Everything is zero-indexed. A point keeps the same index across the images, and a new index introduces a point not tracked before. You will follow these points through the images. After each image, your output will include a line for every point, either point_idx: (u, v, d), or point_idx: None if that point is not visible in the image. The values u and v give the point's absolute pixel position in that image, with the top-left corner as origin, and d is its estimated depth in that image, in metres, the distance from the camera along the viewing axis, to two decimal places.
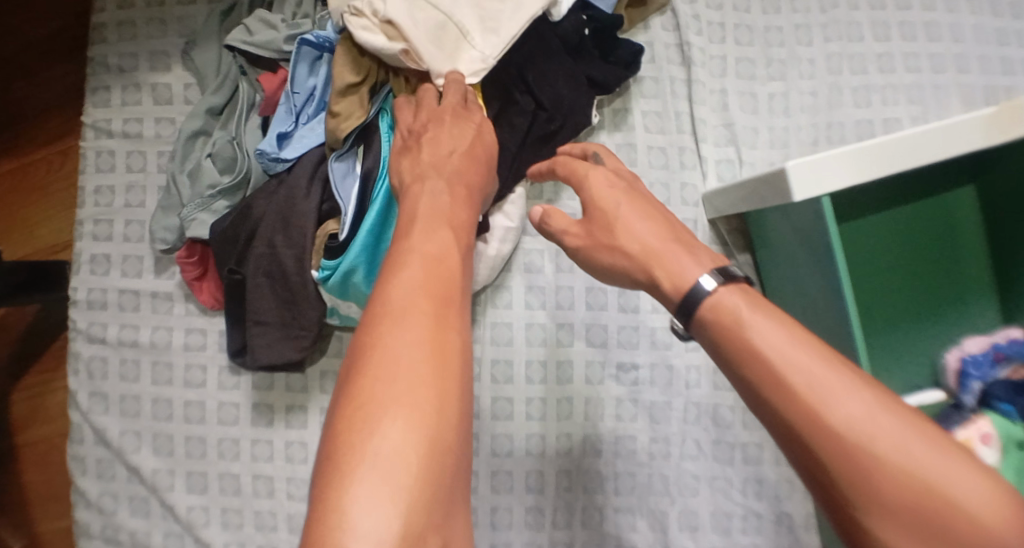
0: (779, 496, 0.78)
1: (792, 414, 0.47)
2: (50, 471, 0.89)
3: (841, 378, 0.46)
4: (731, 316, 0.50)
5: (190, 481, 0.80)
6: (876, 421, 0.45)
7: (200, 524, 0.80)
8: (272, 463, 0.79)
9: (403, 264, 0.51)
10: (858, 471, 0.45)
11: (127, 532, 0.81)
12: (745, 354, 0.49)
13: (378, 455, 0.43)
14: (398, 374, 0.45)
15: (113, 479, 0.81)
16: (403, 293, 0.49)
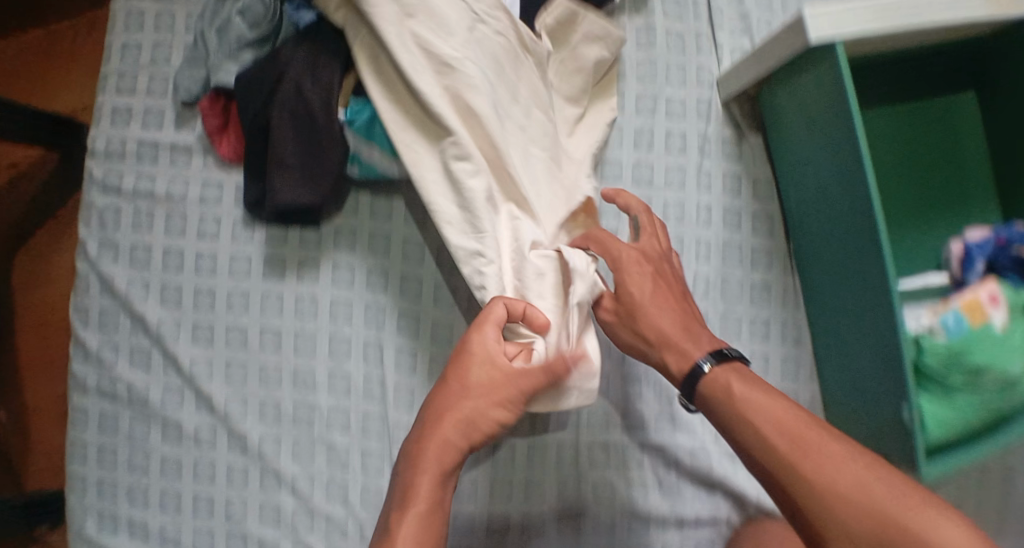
0: (783, 373, 0.80)
1: (771, 465, 0.60)
2: (49, 333, 0.87)
3: (817, 441, 0.59)
4: (727, 391, 0.64)
5: (195, 333, 0.79)
6: (841, 470, 0.57)
7: (203, 377, 0.79)
8: (281, 317, 0.79)
9: (403, 504, 0.62)
10: (824, 511, 0.56)
11: (125, 384, 0.79)
12: (739, 422, 0.62)
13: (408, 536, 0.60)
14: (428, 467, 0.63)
15: (116, 330, 0.80)
16: (439, 420, 0.64)
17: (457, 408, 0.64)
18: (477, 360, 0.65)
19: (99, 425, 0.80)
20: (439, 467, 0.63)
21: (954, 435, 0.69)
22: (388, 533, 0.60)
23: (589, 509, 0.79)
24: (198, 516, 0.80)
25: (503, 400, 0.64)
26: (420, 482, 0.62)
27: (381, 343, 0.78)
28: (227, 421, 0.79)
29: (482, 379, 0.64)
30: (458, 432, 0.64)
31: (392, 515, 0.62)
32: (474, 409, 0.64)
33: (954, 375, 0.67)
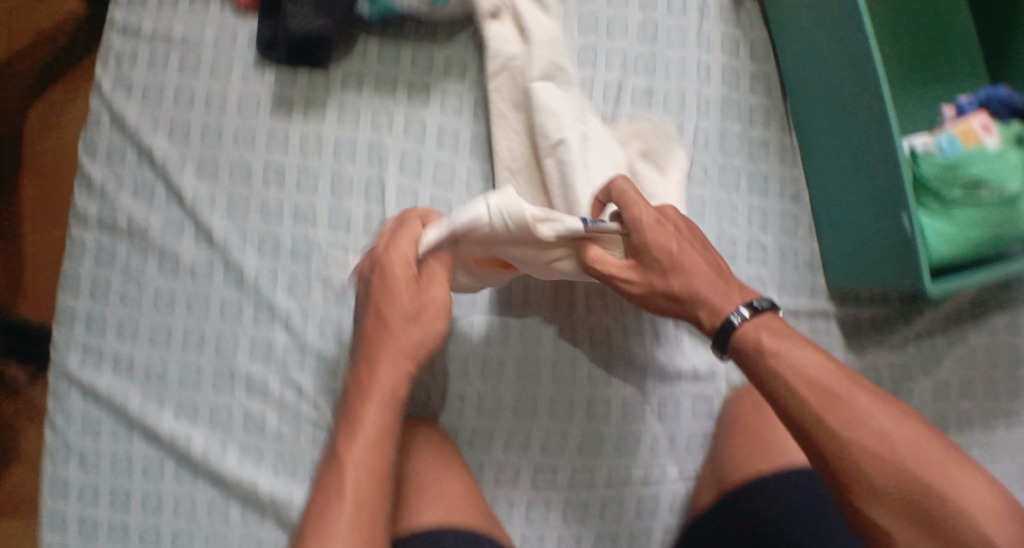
0: (783, 226, 0.81)
1: (804, 419, 0.63)
2: (54, 179, 0.93)
3: (845, 393, 0.62)
4: (756, 345, 0.65)
5: (200, 166, 0.80)
6: (872, 425, 0.61)
7: (205, 208, 0.79)
8: (285, 153, 0.80)
9: (333, 487, 0.63)
10: (857, 466, 0.61)
11: (126, 215, 0.80)
12: (770, 375, 0.64)
13: (340, 526, 0.61)
14: (357, 452, 0.64)
15: (122, 164, 0.80)
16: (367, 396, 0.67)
17: (392, 334, 0.68)
18: (400, 273, 0.68)
19: (95, 257, 0.80)
20: (387, 393, 0.67)
21: (956, 255, 0.71)
22: (341, 462, 0.64)
23: (583, 355, 0.80)
24: (187, 352, 0.79)
25: (437, 311, 0.69)
26: (366, 412, 0.66)
27: (384, 181, 0.79)
28: (225, 253, 0.79)
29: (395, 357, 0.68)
30: (395, 360, 0.67)
31: (340, 443, 0.65)
32: (410, 334, 0.68)
33: (950, 189, 0.70)
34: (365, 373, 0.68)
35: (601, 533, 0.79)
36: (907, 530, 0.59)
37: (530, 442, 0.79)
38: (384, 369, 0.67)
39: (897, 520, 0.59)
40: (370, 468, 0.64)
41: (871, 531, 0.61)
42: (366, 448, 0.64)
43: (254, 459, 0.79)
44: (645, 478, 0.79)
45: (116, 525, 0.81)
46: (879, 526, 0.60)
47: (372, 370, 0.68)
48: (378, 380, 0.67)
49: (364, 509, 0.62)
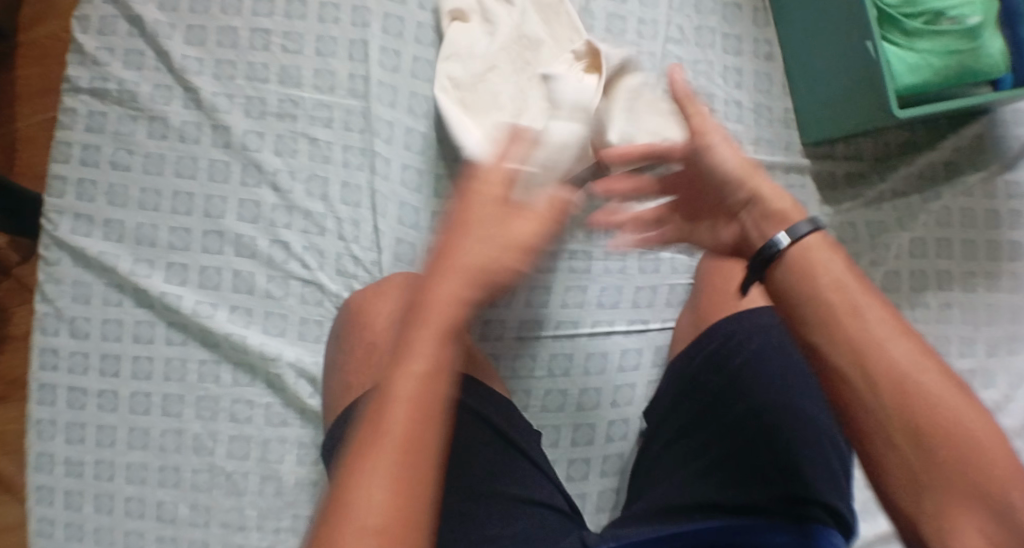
0: (757, 86, 0.86)
1: (839, 348, 0.52)
2: (45, 64, 0.95)
3: (887, 328, 0.52)
4: (806, 264, 0.55)
5: (189, 34, 0.83)
6: (914, 364, 0.51)
7: (193, 72, 0.82)
8: (271, 19, 0.83)
9: (362, 458, 0.43)
10: (902, 410, 0.50)
11: (117, 82, 0.82)
12: (810, 297, 0.54)
13: (370, 510, 0.42)
14: (395, 414, 0.44)
15: (114, 34, 0.83)
16: (430, 322, 0.47)
17: (467, 250, 0.49)
18: (495, 184, 0.51)
19: (87, 124, 0.82)
20: (445, 319, 0.47)
21: (920, 86, 0.74)
22: (385, 399, 0.45)
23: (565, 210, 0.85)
24: (176, 214, 0.81)
25: (513, 243, 0.49)
26: (421, 341, 0.46)
27: (366, 40, 0.83)
28: (213, 114, 0.82)
29: (451, 278, 0.48)
30: (463, 279, 0.48)
31: (386, 376, 0.46)
32: (487, 252, 0.49)
33: (913, 19, 0.74)
34: (427, 285, 0.49)
35: (584, 387, 0.83)
36: (939, 490, 0.49)
37: (515, 296, 0.83)
38: (443, 277, 0.48)
39: (930, 477, 0.49)
40: (421, 415, 0.45)
41: (894, 477, 0.50)
42: (423, 393, 0.45)
43: (244, 319, 0.80)
44: (627, 327, 0.84)
45: (107, 391, 0.80)
46: (906, 474, 0.50)
47: (434, 281, 0.48)
48: (433, 289, 0.48)
49: (406, 472, 0.43)
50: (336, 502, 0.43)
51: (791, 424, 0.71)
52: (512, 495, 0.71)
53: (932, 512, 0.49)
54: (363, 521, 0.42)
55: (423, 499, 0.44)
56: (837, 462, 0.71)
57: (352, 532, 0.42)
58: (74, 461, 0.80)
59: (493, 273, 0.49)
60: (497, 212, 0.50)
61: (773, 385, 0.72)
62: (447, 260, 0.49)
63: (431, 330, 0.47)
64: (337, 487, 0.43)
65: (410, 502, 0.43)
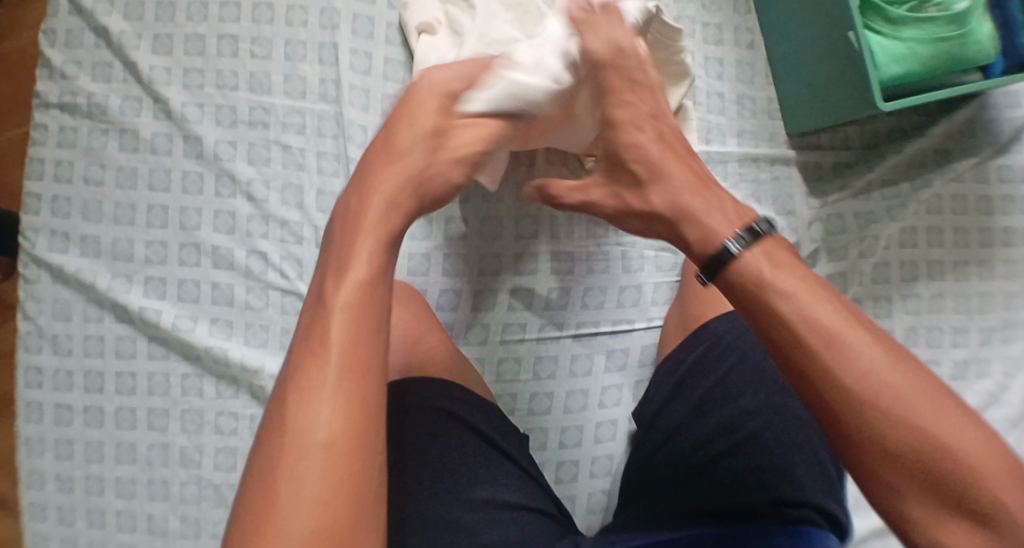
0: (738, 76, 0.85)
1: (803, 365, 0.48)
2: (16, 77, 0.94)
3: (854, 341, 0.48)
4: (756, 278, 0.50)
5: (157, 43, 0.81)
6: (888, 377, 0.47)
7: (162, 82, 0.81)
8: (238, 24, 0.82)
9: (312, 356, 0.48)
10: (873, 430, 0.47)
11: (86, 96, 0.81)
12: (765, 314, 0.50)
13: (323, 413, 0.47)
14: (336, 319, 0.49)
15: (81, 47, 0.81)
16: (355, 234, 0.53)
17: (392, 163, 0.57)
18: (430, 97, 0.61)
19: (58, 139, 0.81)
20: (382, 227, 0.54)
21: (908, 75, 0.72)
22: (325, 306, 0.50)
23: (545, 211, 0.83)
24: (152, 227, 0.80)
25: (445, 150, 0.59)
26: (355, 255, 0.52)
27: (336, 43, 0.81)
28: (184, 125, 0.80)
29: (400, 183, 0.56)
30: (399, 185, 0.56)
31: (322, 293, 0.51)
32: (419, 162, 0.58)
33: (896, 7, 0.72)
34: (358, 201, 0.55)
35: (571, 389, 0.82)
36: (920, 502, 0.46)
37: (496, 300, 0.82)
38: (382, 174, 0.57)
39: (912, 493, 0.47)
40: (354, 322, 0.49)
41: (877, 491, 0.48)
42: (356, 297, 0.50)
43: (225, 331, 0.80)
44: (613, 328, 0.83)
45: (91, 407, 0.80)
46: (888, 490, 0.47)
47: (377, 183, 0.56)
48: (362, 195, 0.55)
49: (348, 370, 0.48)
50: (284, 403, 0.47)
51: (781, 424, 0.70)
52: (482, 500, 0.68)
53: (917, 520, 0.47)
54: (315, 417, 0.46)
55: (363, 397, 0.48)
56: (830, 459, 0.70)
57: (297, 433, 0.46)
58: (63, 476, 0.80)
59: (430, 175, 0.58)
60: (423, 115, 0.59)
61: (760, 385, 0.72)
62: (384, 170, 0.57)
63: (375, 237, 0.53)
64: (281, 398, 0.48)
65: (359, 400, 0.48)
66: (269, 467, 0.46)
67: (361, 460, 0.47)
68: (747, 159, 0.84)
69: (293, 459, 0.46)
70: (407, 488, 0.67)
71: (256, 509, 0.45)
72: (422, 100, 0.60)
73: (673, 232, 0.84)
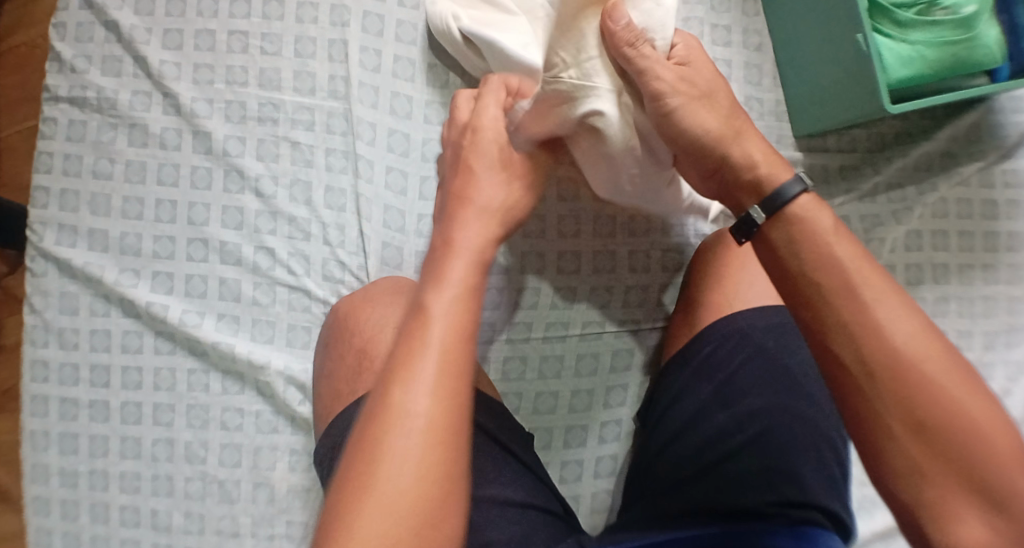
0: (745, 78, 0.85)
1: (836, 323, 0.52)
2: (22, 71, 0.94)
3: (892, 307, 0.51)
4: (811, 232, 0.54)
5: (167, 39, 0.81)
6: (920, 346, 0.50)
7: (171, 78, 0.81)
8: (248, 20, 0.82)
9: (409, 347, 0.51)
10: (903, 395, 0.50)
11: (95, 90, 0.81)
12: (812, 266, 0.53)
13: (416, 403, 0.49)
14: (436, 323, 0.51)
15: (91, 41, 0.82)
16: (461, 247, 0.57)
17: (474, 198, 0.62)
18: (495, 141, 0.66)
19: (67, 133, 0.81)
20: (473, 253, 0.57)
21: (916, 77, 0.72)
22: (426, 309, 0.52)
23: (553, 210, 0.83)
24: (160, 222, 0.80)
25: (513, 197, 0.64)
26: (453, 267, 0.55)
27: (346, 40, 0.82)
28: (194, 120, 0.81)
29: (480, 219, 0.60)
30: (482, 222, 0.60)
31: (425, 296, 0.53)
32: (494, 199, 0.62)
33: (905, 10, 0.72)
34: (454, 223, 0.60)
35: (576, 388, 0.82)
36: (937, 472, 0.49)
37: (503, 299, 0.82)
38: (474, 187, 0.63)
39: (931, 462, 0.49)
40: (456, 327, 0.51)
41: (893, 469, 0.50)
42: (451, 307, 0.52)
43: (231, 326, 0.80)
44: (619, 328, 0.83)
45: (97, 402, 0.80)
46: (906, 468, 0.50)
47: (466, 199, 0.62)
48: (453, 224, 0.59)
49: (446, 372, 0.50)
50: (382, 387, 0.50)
51: (785, 425, 0.71)
52: (486, 498, 0.67)
53: (929, 503, 0.49)
54: (413, 403, 0.49)
55: (458, 394, 0.50)
56: (833, 460, 0.70)
57: (397, 417, 0.49)
58: (67, 471, 0.79)
59: (512, 210, 0.64)
60: (490, 151, 0.65)
61: (764, 386, 0.72)
62: (472, 200, 0.62)
63: (466, 257, 0.56)
64: (381, 383, 0.50)
65: (450, 401, 0.50)
66: (369, 444, 0.49)
67: (451, 453, 0.49)
68: None
69: (391, 445, 0.48)
70: None
71: (355, 481, 0.48)
72: (489, 147, 0.65)
73: (681, 233, 0.84)
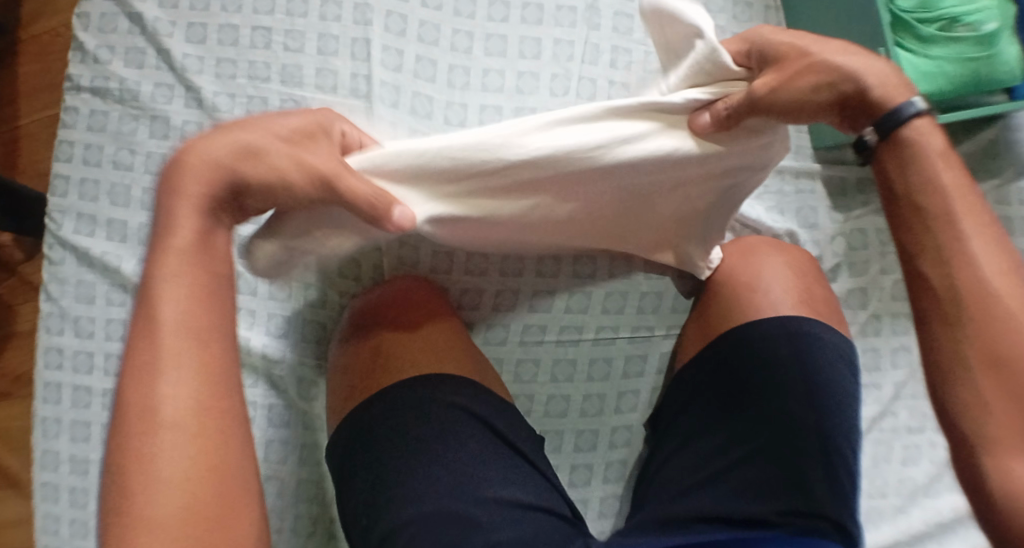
0: None
1: (931, 251, 0.56)
2: (45, 60, 0.95)
3: (985, 247, 0.56)
4: (921, 164, 0.57)
5: (190, 32, 0.82)
6: (1006, 285, 0.55)
7: (194, 71, 0.81)
8: (272, 16, 0.82)
9: (143, 350, 0.53)
10: (983, 325, 0.55)
11: (117, 81, 0.81)
12: (918, 195, 0.57)
13: (174, 401, 0.51)
14: (176, 330, 0.53)
15: (114, 32, 0.82)
16: (175, 238, 0.55)
17: (213, 161, 0.55)
18: (263, 127, 0.57)
19: (88, 123, 0.81)
20: (202, 204, 0.56)
21: (936, 92, 0.72)
22: (156, 314, 0.53)
23: None
24: None
25: (290, 161, 0.56)
26: (180, 227, 0.55)
27: (369, 39, 0.82)
28: (215, 114, 0.81)
29: (205, 196, 0.56)
30: (202, 197, 0.56)
31: (155, 294, 0.54)
32: (224, 155, 0.55)
33: (928, 25, 0.72)
34: (180, 206, 0.55)
35: (587, 393, 0.82)
36: (1002, 402, 0.54)
37: (518, 300, 0.82)
38: (212, 153, 0.56)
39: (997, 391, 0.54)
40: (189, 329, 0.53)
41: (961, 398, 0.55)
42: (183, 315, 0.53)
43: (246, 321, 0.80)
44: (632, 335, 0.83)
45: (110, 391, 0.80)
46: (975, 399, 0.54)
47: (198, 159, 0.56)
48: (190, 205, 0.55)
49: (183, 366, 0.52)
50: (126, 389, 0.52)
51: (795, 437, 0.71)
52: (495, 500, 0.67)
53: (989, 435, 0.54)
54: (168, 398, 0.51)
55: (223, 374, 0.54)
56: (844, 474, 0.70)
57: (152, 417, 0.51)
58: (78, 459, 0.80)
59: (285, 177, 0.56)
60: (257, 137, 0.56)
61: (774, 397, 0.72)
62: (204, 164, 0.55)
63: (201, 245, 0.56)
64: (128, 384, 0.52)
65: (222, 392, 0.53)
66: (130, 451, 0.50)
67: (222, 436, 0.52)
68: (771, 170, 0.87)
69: (153, 449, 0.50)
70: (419, 481, 0.67)
71: (123, 480, 0.50)
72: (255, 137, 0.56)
73: None
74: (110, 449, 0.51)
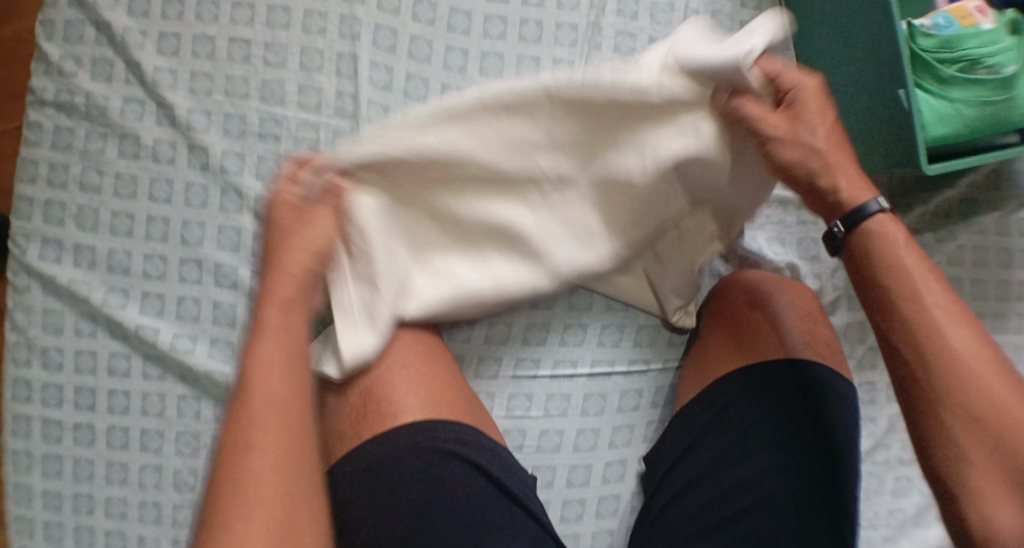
0: None
1: (897, 318, 0.57)
2: (10, 66, 0.91)
3: (947, 313, 0.56)
4: (883, 237, 0.59)
5: (162, 42, 0.77)
6: (972, 348, 0.56)
7: (167, 86, 0.76)
8: (251, 28, 0.77)
9: (240, 430, 0.55)
10: (957, 385, 0.55)
11: (84, 95, 0.76)
12: (882, 265, 0.58)
13: (260, 474, 0.53)
14: (268, 402, 0.56)
15: (80, 42, 0.77)
16: (277, 318, 0.61)
17: (283, 247, 0.64)
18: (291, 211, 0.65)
19: (53, 140, 0.76)
20: (283, 292, 0.62)
21: (952, 137, 0.69)
22: (244, 387, 0.57)
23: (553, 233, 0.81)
24: (151, 240, 0.76)
25: (326, 234, 0.65)
26: (268, 312, 0.61)
27: (355, 54, 0.77)
28: (189, 132, 0.76)
29: (298, 278, 0.63)
30: (286, 279, 0.63)
31: (245, 369, 0.58)
32: (317, 244, 0.64)
33: (947, 66, 0.69)
34: (268, 284, 0.63)
35: (581, 428, 0.80)
36: (984, 461, 0.54)
37: (512, 333, 0.81)
38: (300, 237, 0.64)
39: (976, 450, 0.54)
40: (273, 405, 0.56)
41: (938, 451, 0.55)
42: (275, 385, 0.57)
43: (225, 353, 0.76)
44: (629, 369, 0.81)
45: (82, 425, 0.76)
46: (956, 456, 0.54)
47: (284, 246, 0.64)
48: (276, 280, 0.63)
49: (270, 383, 0.57)
50: (218, 470, 0.54)
51: (799, 488, 0.70)
52: None
53: (972, 487, 0.54)
54: (251, 468, 0.53)
55: (303, 445, 0.56)
56: (847, 524, 0.69)
57: (238, 477, 0.53)
58: (51, 494, 0.76)
59: (327, 251, 0.65)
60: (319, 224, 0.65)
61: (777, 446, 0.71)
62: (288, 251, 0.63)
63: (281, 320, 0.61)
64: (220, 462, 0.54)
65: (303, 466, 0.55)
66: (212, 523, 0.52)
67: (299, 482, 0.54)
68: (775, 201, 0.85)
69: (247, 449, 0.54)
70: (415, 531, 0.66)
71: (210, 535, 0.51)
72: (285, 210, 0.65)
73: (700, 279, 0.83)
74: (214, 464, 0.55)
